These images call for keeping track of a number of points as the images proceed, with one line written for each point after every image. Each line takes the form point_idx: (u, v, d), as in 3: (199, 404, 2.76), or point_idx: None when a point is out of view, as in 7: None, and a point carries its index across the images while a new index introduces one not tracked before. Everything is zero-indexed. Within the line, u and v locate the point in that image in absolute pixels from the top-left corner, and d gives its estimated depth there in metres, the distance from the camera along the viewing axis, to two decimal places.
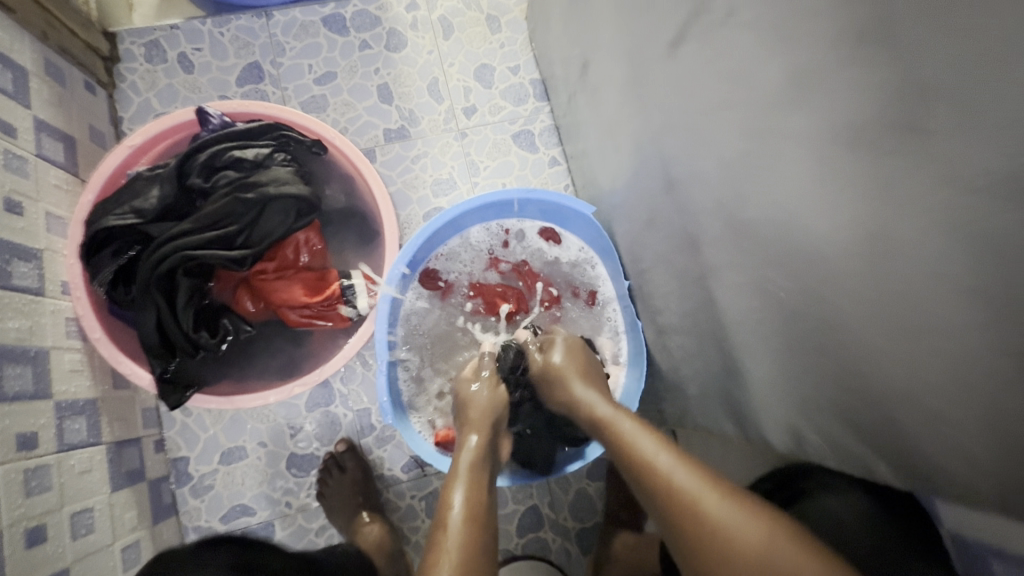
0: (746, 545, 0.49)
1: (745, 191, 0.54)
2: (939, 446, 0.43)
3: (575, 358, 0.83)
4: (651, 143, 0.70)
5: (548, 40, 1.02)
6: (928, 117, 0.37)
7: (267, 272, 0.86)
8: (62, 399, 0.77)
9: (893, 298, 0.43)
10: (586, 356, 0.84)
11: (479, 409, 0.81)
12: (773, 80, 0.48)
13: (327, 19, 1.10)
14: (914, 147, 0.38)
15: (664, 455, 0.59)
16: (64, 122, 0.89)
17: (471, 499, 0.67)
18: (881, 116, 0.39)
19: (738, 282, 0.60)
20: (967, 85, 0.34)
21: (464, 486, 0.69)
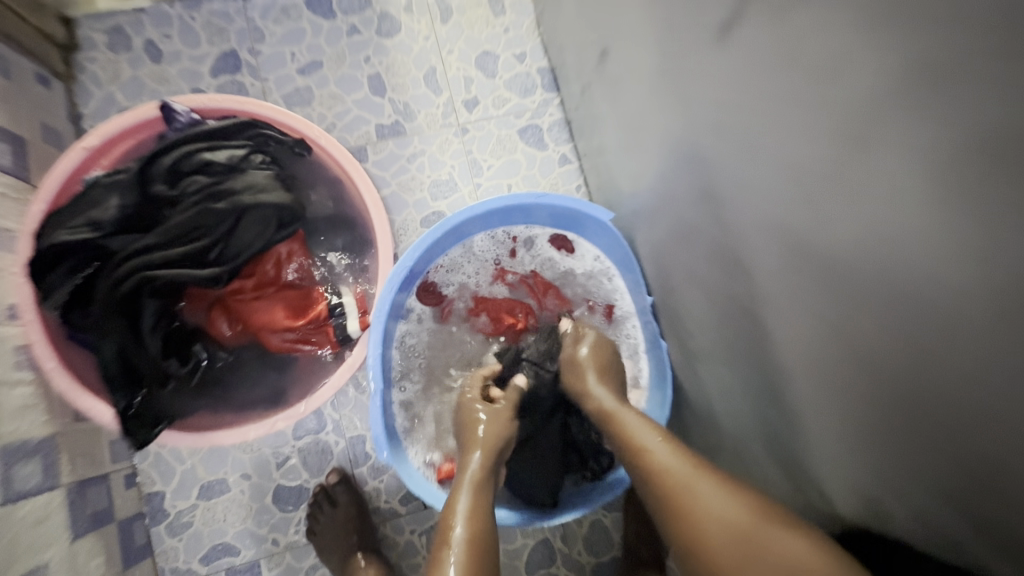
0: (727, 523, 0.49)
1: (814, 207, 0.44)
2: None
3: (601, 352, 0.77)
4: (687, 145, 0.60)
5: (558, 23, 0.91)
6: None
7: (245, 292, 0.76)
8: (10, 440, 0.67)
9: (964, 332, 0.35)
10: (615, 355, 0.78)
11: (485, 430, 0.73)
12: (845, 74, 0.39)
13: (311, 2, 0.99)
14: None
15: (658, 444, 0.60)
16: (11, 120, 0.78)
17: (472, 529, 0.61)
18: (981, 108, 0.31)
19: (798, 313, 0.50)
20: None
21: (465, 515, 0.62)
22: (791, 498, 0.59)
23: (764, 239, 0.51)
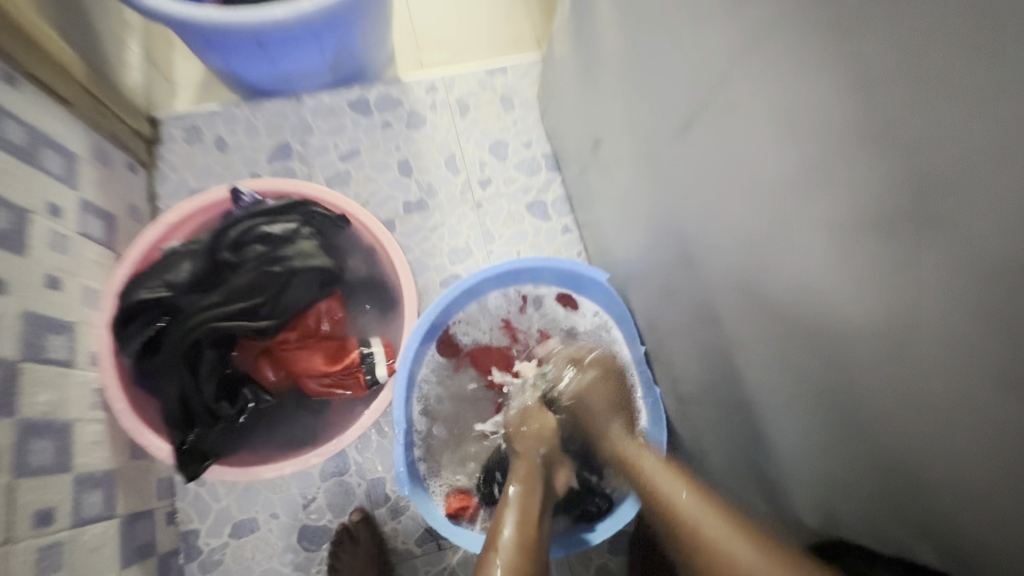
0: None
1: (763, 265, 0.55)
2: (991, 532, 0.40)
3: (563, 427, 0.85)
4: (666, 219, 0.73)
5: (559, 118, 1.09)
6: (853, 167, 0.41)
7: (289, 341, 0.89)
8: (82, 472, 0.77)
9: (879, 365, 0.44)
10: (619, 387, 0.90)
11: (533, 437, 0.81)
12: (751, 152, 0.52)
13: (353, 102, 1.19)
14: (839, 185, 0.43)
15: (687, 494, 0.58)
16: (106, 200, 0.95)
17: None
18: (813, 167, 0.45)
19: (761, 354, 0.60)
20: (853, 138, 0.41)
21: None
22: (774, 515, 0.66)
23: (736, 291, 0.61)
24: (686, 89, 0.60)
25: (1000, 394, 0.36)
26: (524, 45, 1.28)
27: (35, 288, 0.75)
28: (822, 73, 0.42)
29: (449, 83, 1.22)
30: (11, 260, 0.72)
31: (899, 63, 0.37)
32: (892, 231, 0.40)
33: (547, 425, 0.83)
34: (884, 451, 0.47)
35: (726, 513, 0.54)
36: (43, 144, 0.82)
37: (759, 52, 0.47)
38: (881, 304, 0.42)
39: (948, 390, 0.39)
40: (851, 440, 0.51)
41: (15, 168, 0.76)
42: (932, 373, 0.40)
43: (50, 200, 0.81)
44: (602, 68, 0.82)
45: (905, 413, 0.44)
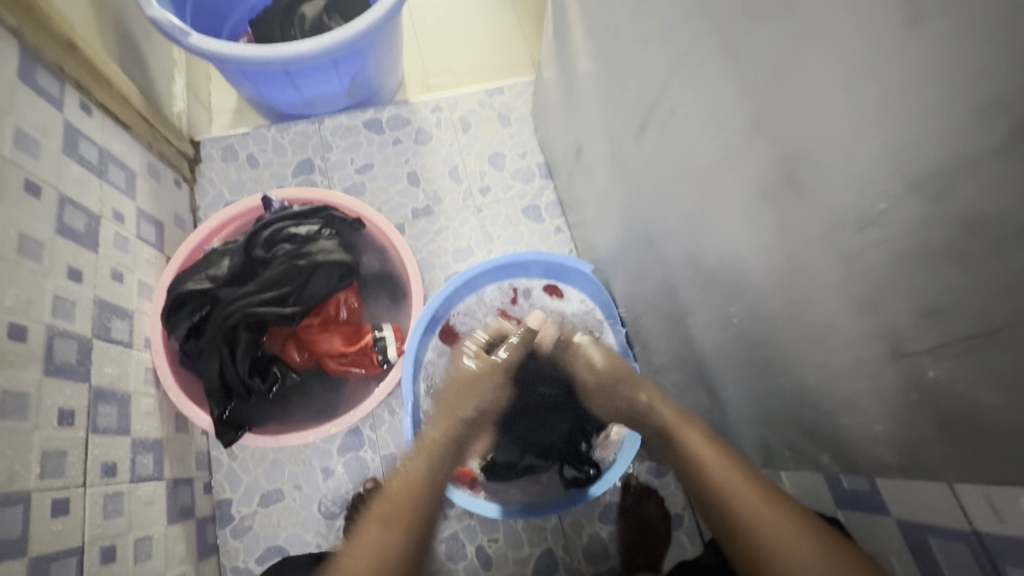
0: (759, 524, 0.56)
1: (702, 240, 0.66)
2: (874, 443, 0.50)
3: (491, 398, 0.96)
4: (633, 211, 0.85)
5: (549, 131, 1.23)
6: (746, 149, 0.53)
7: (312, 326, 1.03)
8: (137, 436, 0.90)
9: (784, 313, 0.56)
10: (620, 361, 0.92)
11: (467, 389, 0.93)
12: (684, 147, 0.64)
13: (367, 122, 1.34)
14: (740, 165, 0.54)
15: (708, 451, 0.65)
16: (157, 209, 1.10)
17: (403, 535, 0.70)
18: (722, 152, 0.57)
19: (707, 316, 0.71)
20: (742, 129, 0.52)
21: (398, 522, 0.71)
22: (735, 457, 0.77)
23: (686, 267, 0.73)
24: (638, 99, 0.72)
25: (857, 319, 0.46)
26: (520, 69, 1.44)
27: (102, 279, 0.90)
28: (723, 81, 0.53)
29: (452, 104, 1.37)
30: (87, 256, 0.87)
31: (757, 66, 0.48)
32: (774, 198, 0.51)
33: (481, 391, 0.93)
34: (797, 389, 0.58)
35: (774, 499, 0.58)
36: (110, 161, 0.98)
37: (682, 67, 0.60)
38: (777, 259, 0.53)
39: (826, 324, 0.50)
40: (775, 385, 0.62)
41: (90, 180, 0.91)
42: (814, 312, 0.51)
43: (115, 207, 0.96)
44: (578, 86, 0.96)
45: (806, 350, 0.54)
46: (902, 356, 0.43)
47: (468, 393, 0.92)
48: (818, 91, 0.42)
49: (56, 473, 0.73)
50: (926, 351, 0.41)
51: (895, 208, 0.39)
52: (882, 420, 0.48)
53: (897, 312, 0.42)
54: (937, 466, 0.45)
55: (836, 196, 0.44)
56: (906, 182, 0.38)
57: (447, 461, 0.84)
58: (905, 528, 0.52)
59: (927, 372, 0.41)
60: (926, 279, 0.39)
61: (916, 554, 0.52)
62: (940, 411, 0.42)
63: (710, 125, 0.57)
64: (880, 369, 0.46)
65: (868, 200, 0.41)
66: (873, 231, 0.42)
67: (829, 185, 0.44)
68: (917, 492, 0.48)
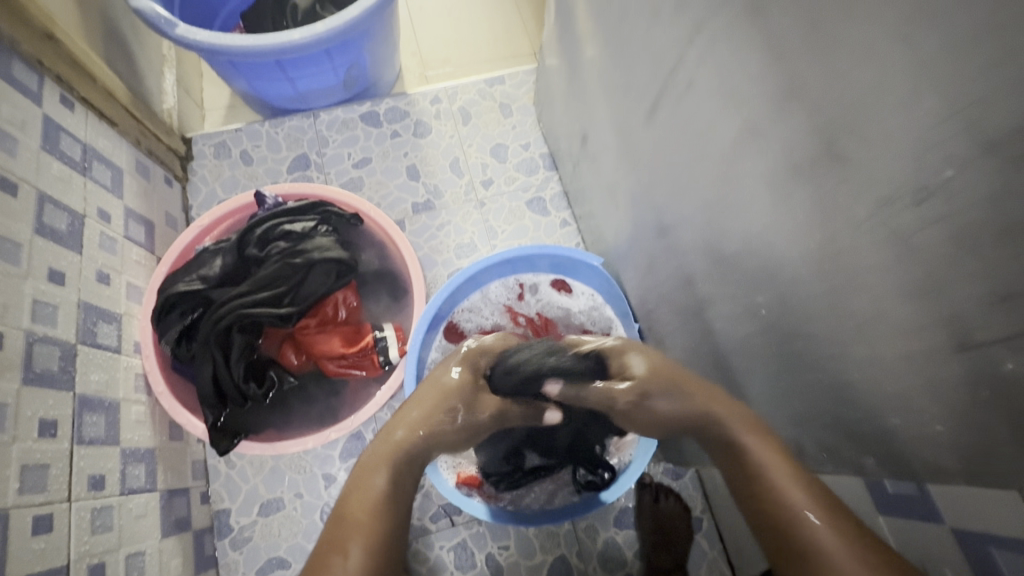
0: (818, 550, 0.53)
1: (723, 226, 0.61)
2: (928, 443, 0.45)
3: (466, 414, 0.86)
4: (644, 198, 0.80)
5: (553, 119, 1.18)
6: (774, 123, 0.48)
7: (309, 327, 0.99)
8: (127, 446, 0.86)
9: (819, 302, 0.51)
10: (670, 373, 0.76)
11: (435, 400, 0.84)
12: (702, 125, 0.59)
13: (364, 115, 1.29)
14: (766, 141, 0.50)
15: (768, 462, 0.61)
16: (146, 208, 1.06)
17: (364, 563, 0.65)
18: (746, 128, 0.52)
19: (730, 309, 0.66)
20: (768, 99, 0.48)
21: (359, 547, 0.66)
22: None
23: (705, 256, 0.68)
24: (649, 78, 0.68)
25: (910, 306, 0.41)
26: (521, 58, 1.39)
27: (88, 281, 0.86)
28: (747, 48, 0.48)
29: (451, 95, 1.32)
30: (70, 257, 0.82)
31: (789, 28, 0.43)
32: (808, 174, 0.46)
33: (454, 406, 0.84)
34: (834, 384, 0.53)
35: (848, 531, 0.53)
36: (94, 158, 0.93)
37: (699, 38, 0.55)
38: (813, 242, 0.48)
39: (872, 312, 0.45)
40: (810, 380, 0.57)
41: (72, 177, 0.87)
42: (857, 300, 0.46)
43: (100, 206, 0.92)
44: (583, 69, 0.91)
45: (846, 342, 0.49)
46: (967, 346, 0.38)
47: (437, 403, 0.83)
48: (864, 50, 0.37)
49: (37, 488, 0.68)
50: (998, 340, 0.36)
51: (963, 175, 0.34)
52: (942, 419, 0.43)
53: (962, 298, 0.37)
54: (1005, 469, 0.40)
55: (891, 167, 0.39)
56: (975, 144, 0.33)
57: (406, 480, 0.77)
58: (962, 537, 0.47)
59: (1000, 364, 0.36)
60: (1000, 258, 0.34)
61: (975, 565, 0.46)
62: (1015, 409, 0.37)
63: (732, 98, 0.53)
64: (940, 362, 0.41)
65: (929, 169, 0.36)
66: (934, 205, 0.37)
67: (880, 155, 0.39)
68: (980, 498, 0.43)
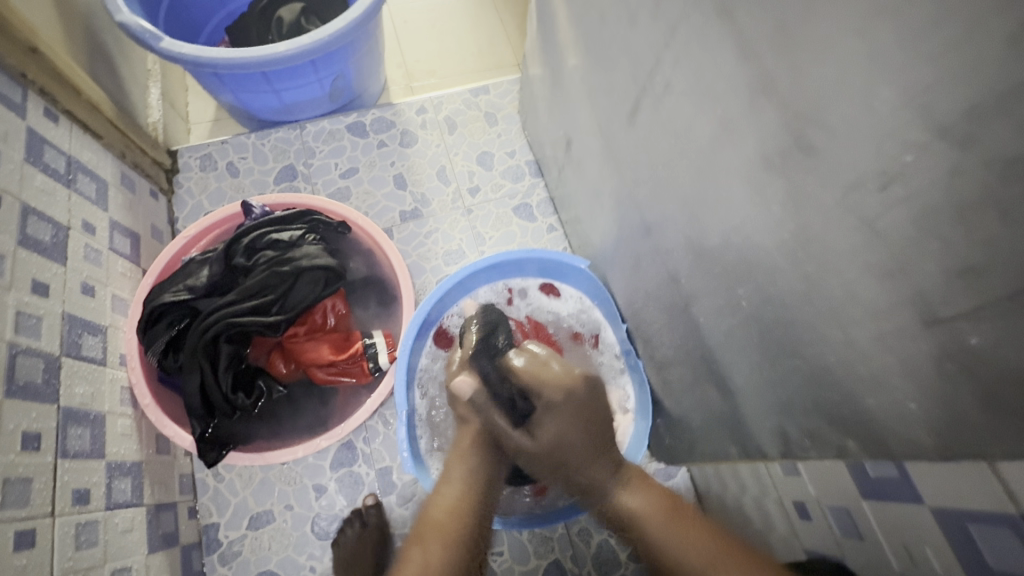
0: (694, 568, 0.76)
1: (703, 222, 0.63)
2: (905, 424, 0.47)
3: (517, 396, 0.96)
4: (628, 198, 0.82)
5: (537, 126, 1.20)
6: (745, 118, 0.50)
7: (298, 335, 0.99)
8: (113, 460, 0.84)
9: (797, 292, 0.52)
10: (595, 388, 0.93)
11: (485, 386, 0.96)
12: (679, 123, 0.61)
13: (350, 126, 1.31)
14: (738, 137, 0.52)
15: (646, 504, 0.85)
16: (132, 221, 1.05)
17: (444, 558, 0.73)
18: (720, 124, 0.54)
19: (714, 303, 0.68)
20: (739, 97, 0.50)
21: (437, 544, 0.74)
22: (748, 451, 0.74)
23: (687, 253, 0.69)
24: (627, 81, 0.70)
25: (881, 289, 0.43)
26: (505, 68, 1.41)
27: (72, 293, 0.85)
28: (718, 49, 0.50)
29: (437, 105, 1.34)
30: (54, 269, 0.82)
31: (756, 26, 0.45)
32: (779, 167, 0.48)
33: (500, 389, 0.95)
34: (814, 371, 0.55)
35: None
36: (79, 171, 0.93)
37: (673, 40, 0.57)
38: (788, 231, 0.50)
39: (845, 297, 0.46)
40: (792, 369, 0.58)
41: (56, 189, 0.86)
42: (831, 286, 0.48)
43: (85, 218, 0.91)
44: (565, 77, 0.93)
45: (823, 328, 0.51)
46: (935, 324, 0.39)
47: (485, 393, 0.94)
48: (825, 44, 0.39)
49: (20, 502, 0.67)
50: (962, 316, 0.37)
51: (921, 159, 0.36)
52: (915, 398, 0.44)
53: (926, 276, 0.39)
54: (976, 444, 0.41)
55: (855, 155, 0.40)
56: (930, 129, 0.35)
57: (492, 466, 0.89)
58: (942, 518, 0.48)
59: (966, 339, 0.38)
60: (959, 236, 0.35)
61: (954, 544, 0.47)
62: (979, 382, 0.38)
63: (705, 96, 0.55)
64: (911, 341, 0.42)
65: (889, 154, 0.38)
66: (896, 188, 0.38)
67: (844, 144, 0.41)
68: (956, 475, 0.44)
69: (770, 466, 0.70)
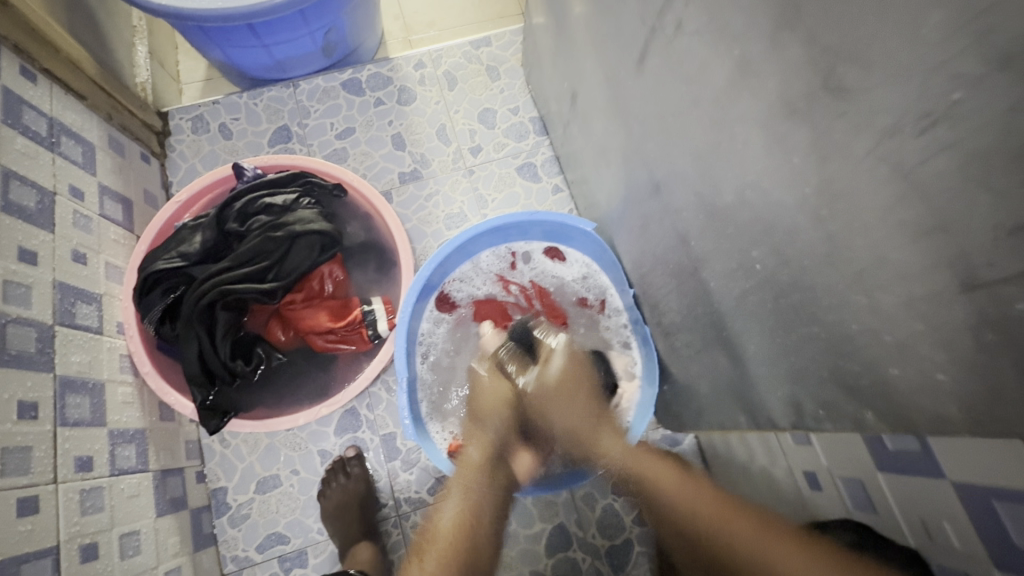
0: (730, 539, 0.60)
1: (716, 178, 0.58)
2: (930, 396, 0.43)
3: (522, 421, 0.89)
4: (636, 154, 0.76)
5: (541, 79, 1.13)
6: (765, 56, 0.45)
7: (295, 302, 0.97)
8: (116, 428, 0.85)
9: (818, 255, 0.48)
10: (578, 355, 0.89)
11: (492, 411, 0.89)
12: (692, 67, 0.55)
13: (346, 83, 1.24)
14: (758, 79, 0.46)
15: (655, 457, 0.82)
16: (123, 186, 1.02)
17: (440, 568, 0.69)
18: (736, 65, 0.48)
19: (725, 266, 0.64)
20: (760, 34, 0.44)
21: (435, 560, 0.70)
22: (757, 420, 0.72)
23: (698, 213, 0.65)
24: (635, 21, 0.63)
25: (916, 248, 0.38)
26: (507, 17, 1.32)
27: (62, 261, 0.83)
28: None
29: (436, 59, 1.26)
30: (41, 236, 0.79)
31: None
32: (800, 112, 0.43)
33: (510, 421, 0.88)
34: (832, 338, 0.51)
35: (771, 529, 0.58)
36: (63, 133, 0.90)
37: None
38: (810, 185, 0.45)
39: (873, 258, 0.42)
40: (809, 337, 0.54)
41: (39, 153, 0.83)
42: (856, 247, 0.43)
43: (71, 183, 0.88)
44: (570, 22, 0.86)
45: (846, 293, 0.47)
46: (974, 286, 0.35)
47: (491, 424, 0.88)
48: None
49: (20, 470, 0.67)
50: (1007, 279, 0.33)
51: (976, 97, 0.31)
52: (945, 368, 0.40)
53: (969, 234, 0.34)
54: (1010, 420, 0.37)
55: (893, 95, 0.35)
56: (989, 59, 0.29)
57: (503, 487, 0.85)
58: (965, 493, 0.45)
59: (1010, 305, 0.33)
60: (1015, 187, 0.31)
61: (977, 520, 0.45)
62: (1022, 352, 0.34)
63: (721, 35, 0.49)
64: (944, 305, 0.38)
65: (935, 93, 0.33)
66: (941, 131, 0.33)
67: (881, 85, 0.36)
68: (987, 450, 0.41)
69: (780, 436, 0.67)
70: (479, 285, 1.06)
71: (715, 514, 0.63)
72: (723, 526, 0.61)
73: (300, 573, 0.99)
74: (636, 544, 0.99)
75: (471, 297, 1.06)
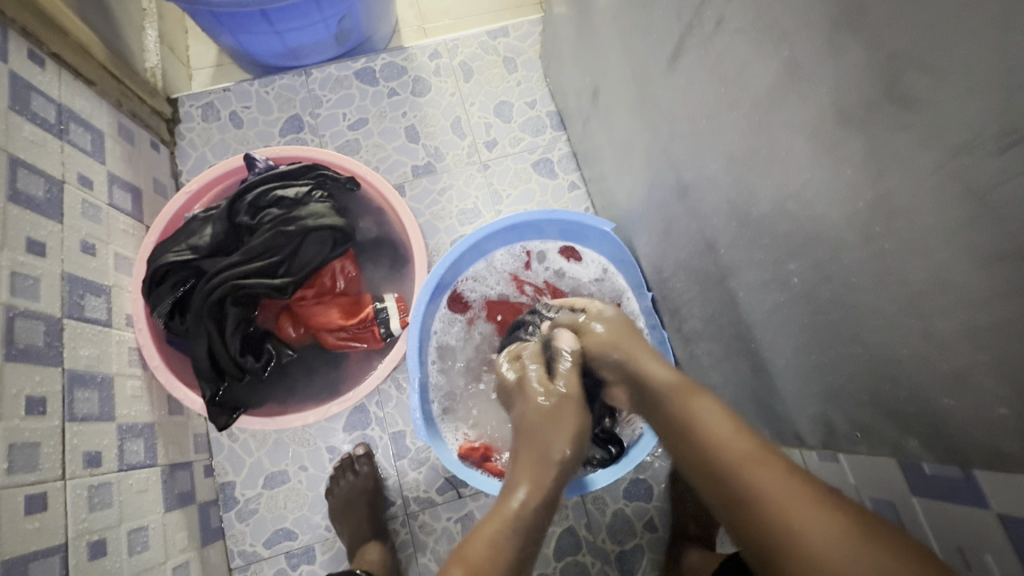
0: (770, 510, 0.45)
1: (753, 186, 0.55)
2: (984, 428, 0.41)
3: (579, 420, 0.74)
4: (662, 156, 0.74)
5: (560, 72, 1.09)
6: (818, 62, 0.42)
7: (306, 298, 0.95)
8: (125, 422, 0.84)
9: (864, 274, 0.46)
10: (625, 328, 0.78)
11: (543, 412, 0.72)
12: (732, 69, 0.52)
13: (359, 73, 1.21)
14: (808, 86, 0.43)
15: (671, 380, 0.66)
16: (132, 174, 1.00)
17: None
18: (786, 68, 0.45)
19: (756, 276, 0.61)
20: (813, 37, 0.41)
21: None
22: (780, 434, 0.70)
23: (730, 221, 0.62)
24: (669, 17, 0.60)
25: (984, 276, 0.36)
26: (525, 7, 1.29)
27: (72, 252, 0.81)
28: None
29: (452, 49, 1.23)
30: (49, 227, 0.77)
31: None
32: (855, 122, 0.40)
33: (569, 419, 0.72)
34: (873, 361, 0.49)
35: (817, 491, 0.45)
36: (71, 120, 0.88)
37: None
38: (859, 200, 0.42)
39: (932, 281, 0.40)
40: (846, 355, 0.52)
41: (47, 140, 0.81)
42: (912, 268, 0.41)
43: (80, 171, 0.87)
44: (594, 14, 0.82)
45: (896, 315, 0.44)
46: None
47: (552, 432, 0.70)
48: None
49: (28, 467, 0.66)
50: None
51: None
52: (1009, 403, 0.38)
53: None
54: None
55: (970, 107, 0.32)
56: None
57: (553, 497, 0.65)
58: (1012, 527, 0.43)
59: None
60: None
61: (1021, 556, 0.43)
62: None
63: (765, 39, 0.46)
64: (1011, 336, 0.36)
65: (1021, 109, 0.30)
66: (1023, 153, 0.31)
67: (955, 98, 0.33)
68: None
69: (805, 452, 0.66)
70: (495, 284, 1.05)
71: (735, 460, 0.51)
72: (744, 470, 0.49)
73: (308, 569, 0.99)
74: (646, 550, 0.97)
75: (485, 296, 1.04)
